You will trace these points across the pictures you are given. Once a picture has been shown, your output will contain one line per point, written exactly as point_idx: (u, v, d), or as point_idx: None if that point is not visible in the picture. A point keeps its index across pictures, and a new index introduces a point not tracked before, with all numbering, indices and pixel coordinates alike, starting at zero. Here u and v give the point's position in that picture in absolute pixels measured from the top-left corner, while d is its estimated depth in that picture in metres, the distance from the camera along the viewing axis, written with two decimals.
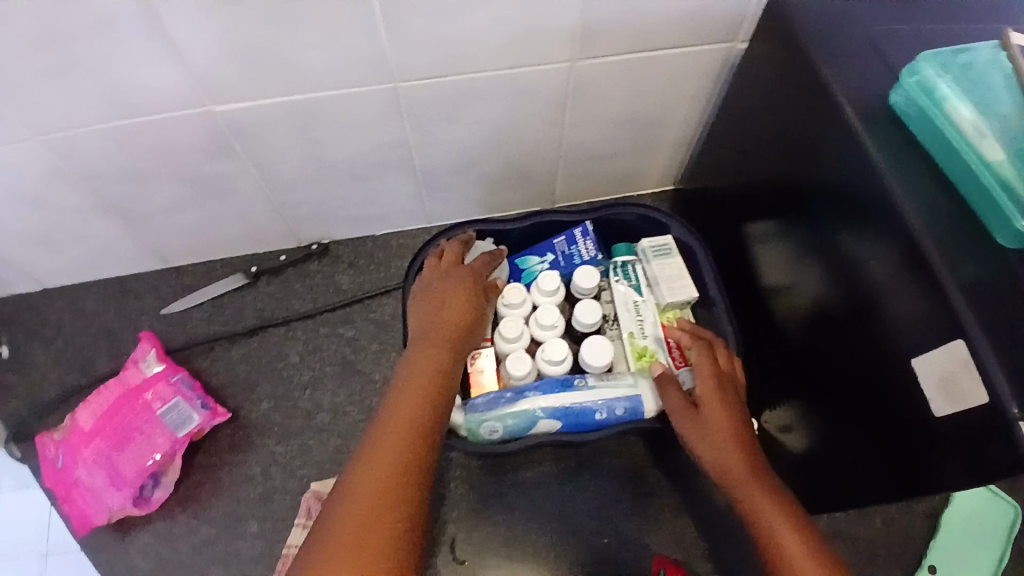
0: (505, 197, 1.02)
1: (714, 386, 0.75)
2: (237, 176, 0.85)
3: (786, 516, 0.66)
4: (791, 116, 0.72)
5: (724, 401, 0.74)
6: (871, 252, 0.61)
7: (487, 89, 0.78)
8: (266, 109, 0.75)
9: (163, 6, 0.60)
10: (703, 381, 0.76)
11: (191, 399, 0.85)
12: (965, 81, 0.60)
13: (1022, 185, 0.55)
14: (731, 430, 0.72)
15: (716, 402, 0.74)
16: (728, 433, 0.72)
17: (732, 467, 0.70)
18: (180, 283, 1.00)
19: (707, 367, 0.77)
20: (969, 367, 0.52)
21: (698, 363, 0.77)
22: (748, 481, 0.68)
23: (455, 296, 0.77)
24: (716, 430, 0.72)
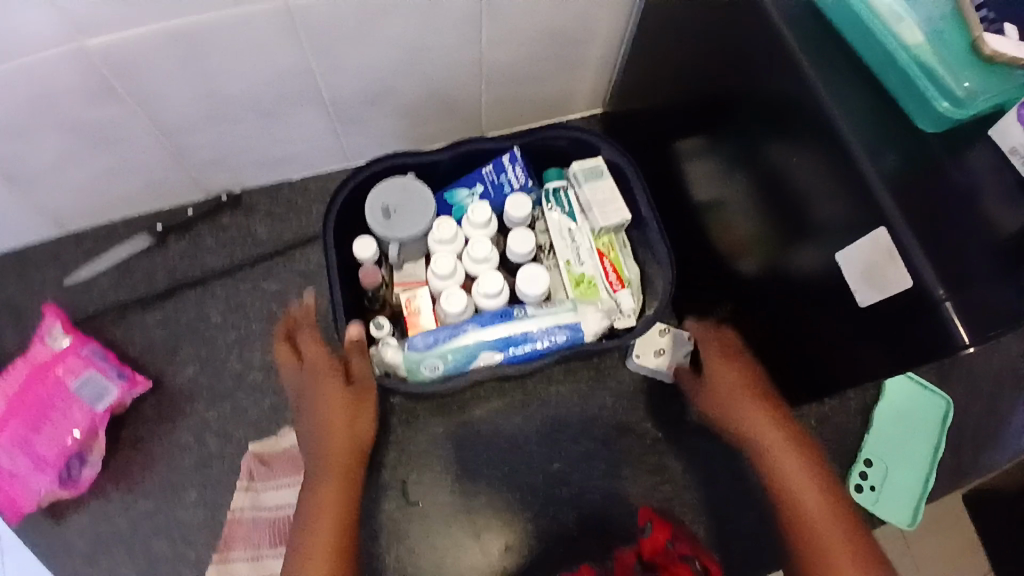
0: (427, 130, 0.96)
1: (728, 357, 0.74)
2: (128, 121, 0.77)
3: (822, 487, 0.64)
4: (711, 18, 0.68)
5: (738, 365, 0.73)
6: (793, 153, 0.59)
7: (390, 6, 0.72)
8: (144, 41, 0.67)
9: None
10: (715, 365, 0.74)
11: (106, 370, 0.79)
12: None
13: (942, 66, 0.53)
14: (753, 392, 0.71)
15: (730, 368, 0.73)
16: (748, 394, 0.70)
17: (761, 431, 0.68)
18: (81, 249, 0.91)
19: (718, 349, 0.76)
20: (892, 255, 0.51)
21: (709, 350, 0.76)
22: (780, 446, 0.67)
23: (331, 401, 0.66)
24: (732, 392, 0.71)
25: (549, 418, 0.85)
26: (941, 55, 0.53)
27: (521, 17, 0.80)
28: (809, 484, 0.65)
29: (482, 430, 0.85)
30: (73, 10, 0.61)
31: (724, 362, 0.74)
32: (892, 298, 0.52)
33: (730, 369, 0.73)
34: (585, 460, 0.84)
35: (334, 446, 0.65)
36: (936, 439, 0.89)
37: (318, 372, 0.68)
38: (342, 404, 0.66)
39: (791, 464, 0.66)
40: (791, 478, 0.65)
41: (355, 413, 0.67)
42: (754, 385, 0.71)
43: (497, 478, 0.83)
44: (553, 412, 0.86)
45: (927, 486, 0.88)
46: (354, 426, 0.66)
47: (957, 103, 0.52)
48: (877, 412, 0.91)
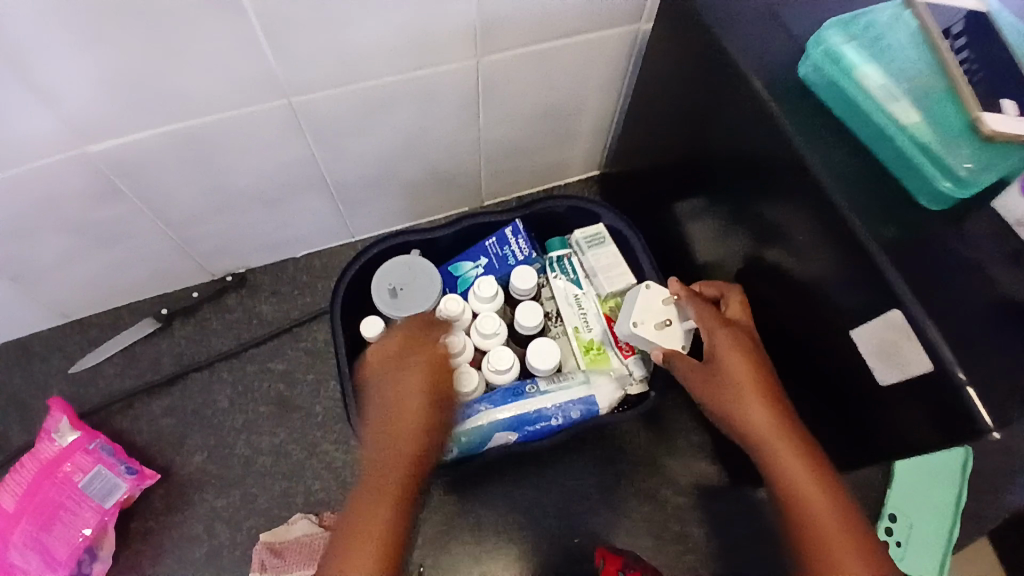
0: (428, 202, 0.97)
1: (726, 335, 0.65)
2: (132, 216, 0.78)
3: (833, 494, 0.58)
4: (703, 95, 0.70)
5: (738, 347, 0.64)
6: (798, 229, 0.60)
7: (389, 95, 0.74)
8: (150, 142, 0.69)
9: (26, 55, 0.55)
10: (704, 323, 0.67)
11: (113, 465, 0.78)
12: (872, 47, 0.58)
13: (940, 145, 0.54)
14: (751, 380, 0.63)
15: (729, 351, 0.64)
16: (748, 382, 0.63)
17: (757, 427, 0.62)
18: (86, 337, 0.91)
19: (711, 313, 0.67)
20: (908, 335, 0.51)
21: (699, 319, 0.67)
22: (776, 441, 0.61)
23: (400, 394, 0.67)
24: (731, 379, 0.63)
25: (565, 490, 0.84)
26: (938, 133, 0.54)
27: (516, 96, 0.82)
28: (819, 492, 0.59)
29: (498, 505, 0.83)
30: (77, 117, 0.62)
31: (716, 326, 0.66)
32: (914, 377, 0.52)
33: (724, 333, 0.65)
34: (603, 533, 0.82)
35: (387, 440, 0.64)
36: None
37: (407, 385, 0.67)
38: (414, 399, 0.66)
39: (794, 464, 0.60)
40: (794, 480, 0.59)
41: (427, 406, 0.66)
42: (755, 375, 0.63)
43: (515, 556, 0.81)
44: (567, 483, 0.84)
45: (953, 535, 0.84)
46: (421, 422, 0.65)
47: (956, 181, 0.53)
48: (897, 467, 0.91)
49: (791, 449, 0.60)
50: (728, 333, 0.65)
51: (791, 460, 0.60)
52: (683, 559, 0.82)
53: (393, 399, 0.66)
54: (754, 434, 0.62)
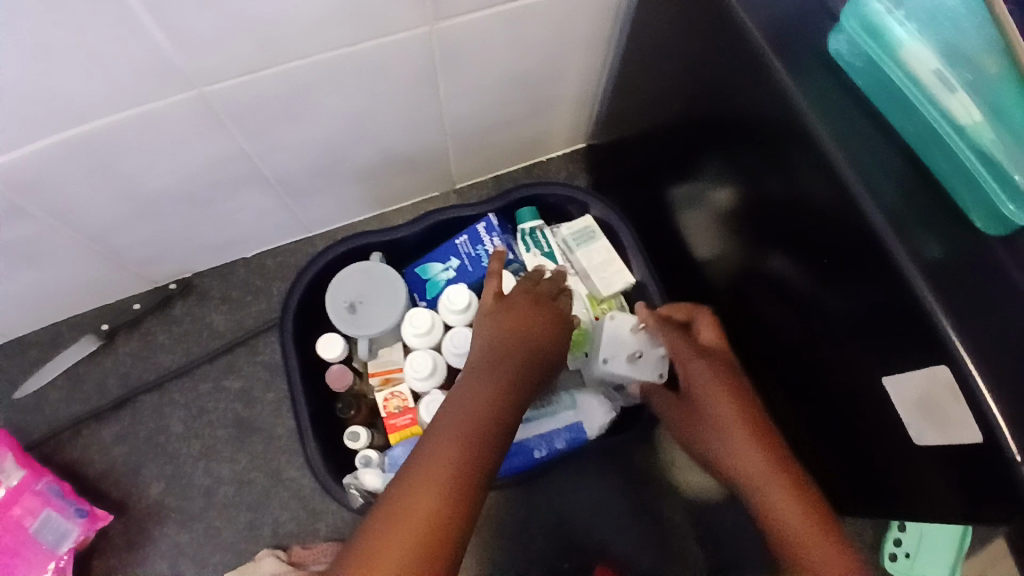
0: (391, 189, 0.85)
1: (697, 362, 0.60)
2: (45, 234, 0.67)
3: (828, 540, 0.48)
4: (702, 71, 0.58)
5: (713, 373, 0.59)
6: (821, 249, 0.49)
7: (324, 75, 0.62)
8: (42, 154, 0.58)
9: None
10: (674, 351, 0.62)
11: (64, 508, 0.72)
12: (928, 15, 0.46)
13: (1007, 151, 0.43)
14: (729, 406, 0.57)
15: (701, 379, 0.60)
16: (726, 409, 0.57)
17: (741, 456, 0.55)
18: (23, 358, 0.82)
19: (680, 341, 0.62)
20: (956, 396, 0.42)
21: (669, 347, 0.63)
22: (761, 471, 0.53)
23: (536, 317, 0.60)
24: (709, 407, 0.59)
25: (552, 507, 0.78)
26: (1004, 138, 0.43)
27: (480, 66, 0.69)
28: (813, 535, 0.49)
29: (483, 527, 0.77)
30: None
31: (687, 357, 0.61)
32: (958, 443, 0.43)
33: (700, 363, 0.60)
34: (595, 552, 0.77)
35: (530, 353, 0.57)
36: None
37: (524, 312, 0.60)
38: (547, 321, 0.61)
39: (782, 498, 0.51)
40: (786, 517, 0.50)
41: (550, 328, 0.60)
42: (739, 402, 0.57)
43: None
44: (554, 498, 0.79)
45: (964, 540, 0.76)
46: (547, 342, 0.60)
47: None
48: None
49: (781, 484, 0.52)
50: (701, 365, 0.60)
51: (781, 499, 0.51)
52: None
53: (526, 321, 0.60)
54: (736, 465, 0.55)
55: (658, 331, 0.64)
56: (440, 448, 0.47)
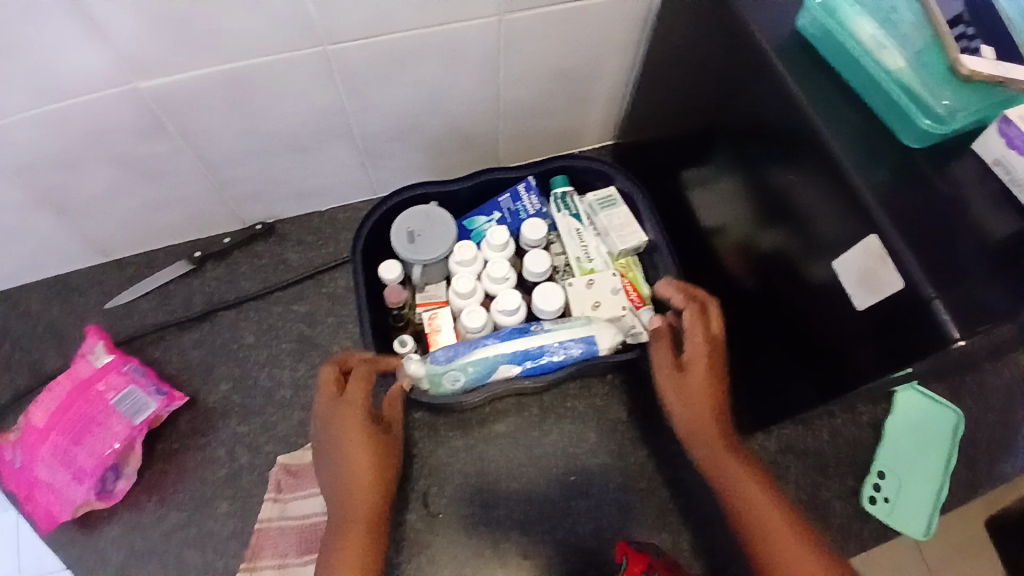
0: (446, 162, 1.03)
1: (706, 354, 0.67)
2: (174, 157, 0.84)
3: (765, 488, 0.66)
4: (706, 55, 0.75)
5: (711, 367, 0.67)
6: (792, 176, 0.65)
7: (416, 49, 0.80)
8: (192, 84, 0.74)
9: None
10: (692, 346, 0.68)
11: (145, 386, 0.85)
12: (866, 0, 0.63)
13: (922, 88, 0.58)
14: (712, 395, 0.67)
15: (704, 368, 0.67)
16: (709, 398, 0.67)
17: (705, 429, 0.67)
18: (124, 275, 0.98)
19: (701, 333, 0.67)
20: (884, 258, 0.56)
21: (689, 328, 0.68)
22: (719, 441, 0.67)
23: (352, 420, 0.68)
24: (699, 396, 0.67)
25: (566, 437, 0.91)
26: (922, 78, 0.59)
27: (536, 59, 0.87)
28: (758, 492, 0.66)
29: (500, 443, 0.90)
30: (131, 55, 0.68)
31: (702, 349, 0.67)
32: (889, 298, 0.56)
33: (705, 351, 0.67)
34: (596, 473, 0.89)
35: (362, 450, 0.67)
36: (943, 454, 0.89)
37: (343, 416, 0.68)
38: (359, 417, 0.68)
39: (731, 465, 0.67)
40: (736, 485, 0.66)
41: (365, 415, 0.68)
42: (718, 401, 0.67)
43: (513, 490, 0.88)
44: (567, 427, 0.91)
45: (938, 497, 0.88)
46: (369, 425, 0.69)
47: (937, 120, 0.58)
48: (890, 427, 0.91)
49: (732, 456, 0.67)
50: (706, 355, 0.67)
51: (735, 472, 0.66)
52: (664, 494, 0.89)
53: (342, 425, 0.67)
54: (700, 434, 0.68)
55: (687, 306, 0.70)
56: (343, 543, 0.66)
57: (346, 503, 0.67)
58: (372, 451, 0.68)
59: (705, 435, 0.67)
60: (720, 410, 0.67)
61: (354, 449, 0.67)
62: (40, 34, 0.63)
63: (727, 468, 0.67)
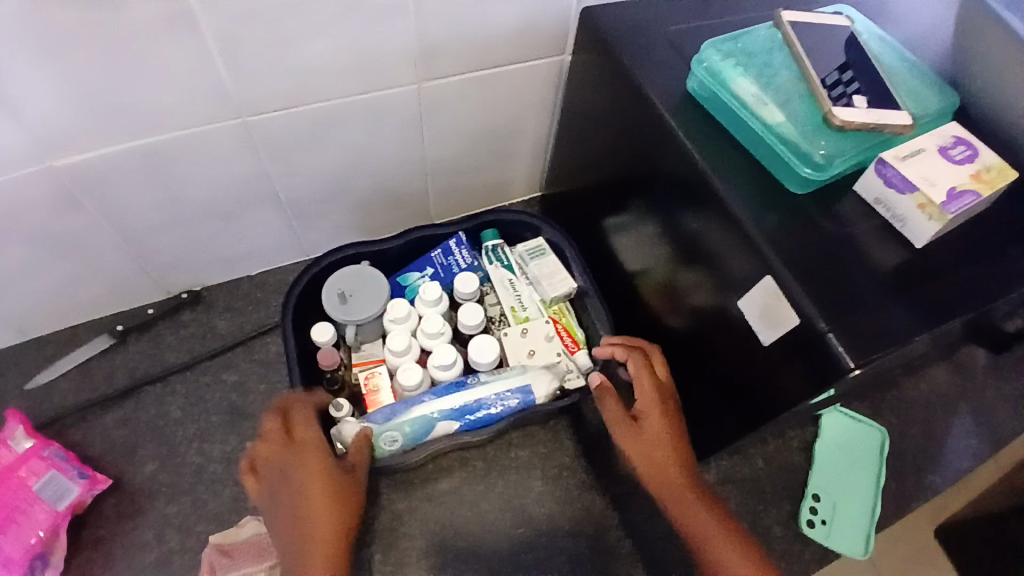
0: (377, 222, 1.04)
1: (655, 399, 0.74)
2: (92, 230, 0.82)
3: (729, 532, 0.70)
4: (613, 113, 0.80)
5: (662, 409, 0.74)
6: (700, 223, 0.69)
7: (339, 115, 0.82)
8: (111, 158, 0.74)
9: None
10: (643, 393, 0.75)
11: (67, 469, 0.81)
12: (749, 60, 0.69)
13: (800, 138, 0.64)
14: (668, 437, 0.73)
15: (654, 412, 0.74)
16: (665, 441, 0.73)
17: (664, 474, 0.73)
18: (42, 353, 0.93)
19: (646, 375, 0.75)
20: (779, 296, 0.60)
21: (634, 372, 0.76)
22: (680, 485, 0.72)
23: (310, 462, 0.70)
24: (654, 439, 0.73)
25: (512, 488, 0.91)
26: (799, 129, 0.65)
27: (458, 121, 0.91)
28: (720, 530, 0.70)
29: (445, 501, 0.89)
30: (42, 131, 0.68)
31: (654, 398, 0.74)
32: (790, 333, 0.60)
33: (654, 397, 0.74)
34: (544, 522, 0.89)
35: (319, 493, 0.68)
36: (872, 470, 0.93)
37: (300, 461, 0.70)
38: (316, 458, 0.70)
39: (694, 509, 0.71)
40: (697, 526, 0.70)
41: (322, 455, 0.70)
42: (677, 444, 0.73)
43: (462, 549, 0.87)
44: (513, 477, 0.91)
45: (874, 511, 0.91)
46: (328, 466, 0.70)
47: (814, 167, 0.63)
48: (819, 449, 0.95)
49: (692, 500, 0.71)
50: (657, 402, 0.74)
51: (699, 514, 0.70)
52: (615, 538, 0.89)
53: (299, 469, 0.69)
54: (661, 479, 0.73)
55: (628, 355, 0.77)
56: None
57: (307, 553, 0.66)
58: (331, 493, 0.69)
59: (666, 480, 0.72)
60: (683, 448, 0.74)
61: (316, 492, 0.68)
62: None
63: (690, 512, 0.71)
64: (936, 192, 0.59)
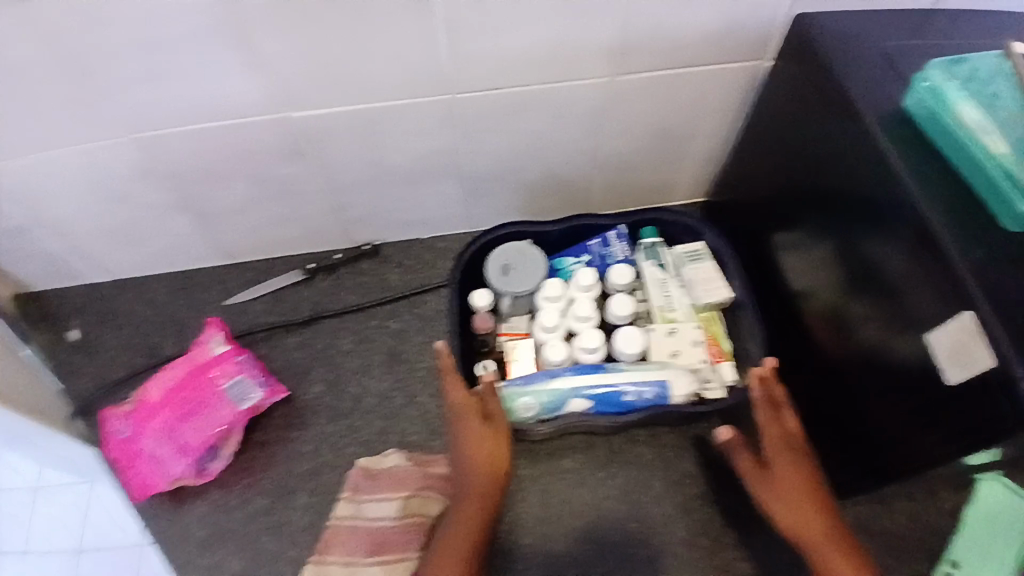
0: (540, 205, 1.10)
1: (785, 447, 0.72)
2: (306, 177, 0.95)
3: None
4: (805, 125, 0.78)
5: (794, 457, 0.71)
6: (888, 250, 0.66)
7: (530, 102, 0.88)
8: (334, 117, 0.85)
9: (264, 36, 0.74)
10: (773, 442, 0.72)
11: (254, 376, 0.95)
12: (974, 86, 0.65)
13: (1022, 173, 0.60)
14: (805, 487, 0.70)
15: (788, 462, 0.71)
16: (800, 491, 0.70)
17: (806, 529, 0.69)
18: (243, 277, 1.09)
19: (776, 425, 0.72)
20: (977, 335, 0.57)
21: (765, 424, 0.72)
22: (822, 541, 0.68)
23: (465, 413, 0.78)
24: (789, 488, 0.70)
25: (631, 481, 0.92)
26: (1021, 165, 0.61)
27: (639, 117, 0.94)
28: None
29: (565, 478, 0.93)
30: (288, 88, 0.80)
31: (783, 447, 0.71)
32: (979, 375, 0.57)
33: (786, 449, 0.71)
34: (657, 520, 0.90)
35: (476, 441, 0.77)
36: None
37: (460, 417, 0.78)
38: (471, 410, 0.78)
39: (839, 565, 0.67)
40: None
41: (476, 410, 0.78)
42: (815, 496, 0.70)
43: (574, 526, 0.90)
44: (632, 471, 0.93)
45: None
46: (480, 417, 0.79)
47: None
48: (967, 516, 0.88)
49: (841, 558, 0.67)
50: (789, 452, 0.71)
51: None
52: (726, 554, 0.89)
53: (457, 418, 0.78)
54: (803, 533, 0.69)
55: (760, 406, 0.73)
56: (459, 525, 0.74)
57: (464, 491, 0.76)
58: (484, 444, 0.77)
59: (807, 536, 0.68)
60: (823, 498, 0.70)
61: (469, 442, 0.77)
62: (221, 64, 0.76)
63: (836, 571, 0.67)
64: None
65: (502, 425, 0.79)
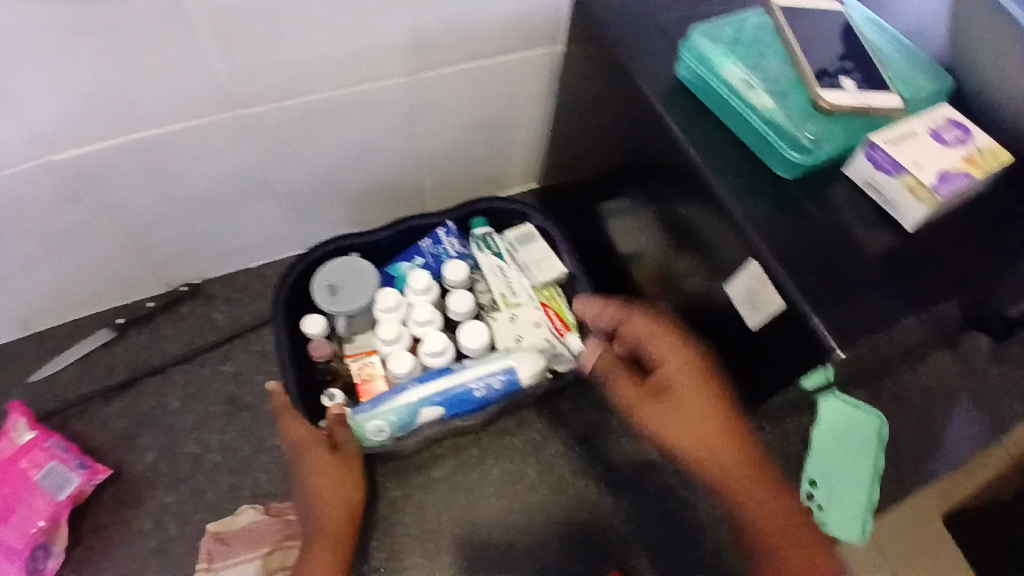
0: (372, 214, 1.04)
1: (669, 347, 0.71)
2: (90, 225, 0.83)
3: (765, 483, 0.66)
4: (606, 101, 0.79)
5: (679, 353, 0.71)
6: (691, 211, 0.68)
7: (332, 109, 0.82)
8: (107, 153, 0.75)
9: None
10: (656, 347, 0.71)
11: (68, 460, 0.83)
12: (740, 47, 0.67)
13: (788, 123, 0.63)
14: (695, 379, 0.69)
15: (675, 362, 0.70)
16: (693, 384, 0.68)
17: (698, 423, 0.67)
18: (44, 348, 0.95)
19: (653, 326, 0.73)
20: (764, 281, 0.61)
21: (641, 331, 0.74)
22: (715, 434, 0.66)
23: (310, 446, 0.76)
24: (680, 386, 0.69)
25: (504, 475, 0.91)
26: (788, 114, 0.63)
27: (453, 112, 0.90)
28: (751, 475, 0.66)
29: (439, 488, 0.90)
30: (39, 128, 0.69)
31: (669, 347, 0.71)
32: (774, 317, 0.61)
33: (668, 347, 0.71)
34: (537, 509, 0.90)
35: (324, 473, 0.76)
36: (871, 457, 0.92)
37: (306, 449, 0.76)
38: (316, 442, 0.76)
39: (724, 452, 0.66)
40: (729, 475, 0.65)
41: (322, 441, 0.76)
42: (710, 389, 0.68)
43: (455, 535, 0.88)
44: (503, 465, 0.92)
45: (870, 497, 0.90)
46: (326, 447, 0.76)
47: (803, 152, 0.62)
48: (815, 437, 0.93)
49: (730, 448, 0.66)
50: (673, 351, 0.71)
51: (732, 464, 0.65)
52: (608, 524, 0.90)
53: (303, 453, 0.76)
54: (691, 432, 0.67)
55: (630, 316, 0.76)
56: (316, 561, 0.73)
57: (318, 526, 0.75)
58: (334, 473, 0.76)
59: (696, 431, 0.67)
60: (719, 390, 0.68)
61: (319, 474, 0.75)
62: None
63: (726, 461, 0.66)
64: (926, 175, 0.58)
65: (351, 450, 0.78)
